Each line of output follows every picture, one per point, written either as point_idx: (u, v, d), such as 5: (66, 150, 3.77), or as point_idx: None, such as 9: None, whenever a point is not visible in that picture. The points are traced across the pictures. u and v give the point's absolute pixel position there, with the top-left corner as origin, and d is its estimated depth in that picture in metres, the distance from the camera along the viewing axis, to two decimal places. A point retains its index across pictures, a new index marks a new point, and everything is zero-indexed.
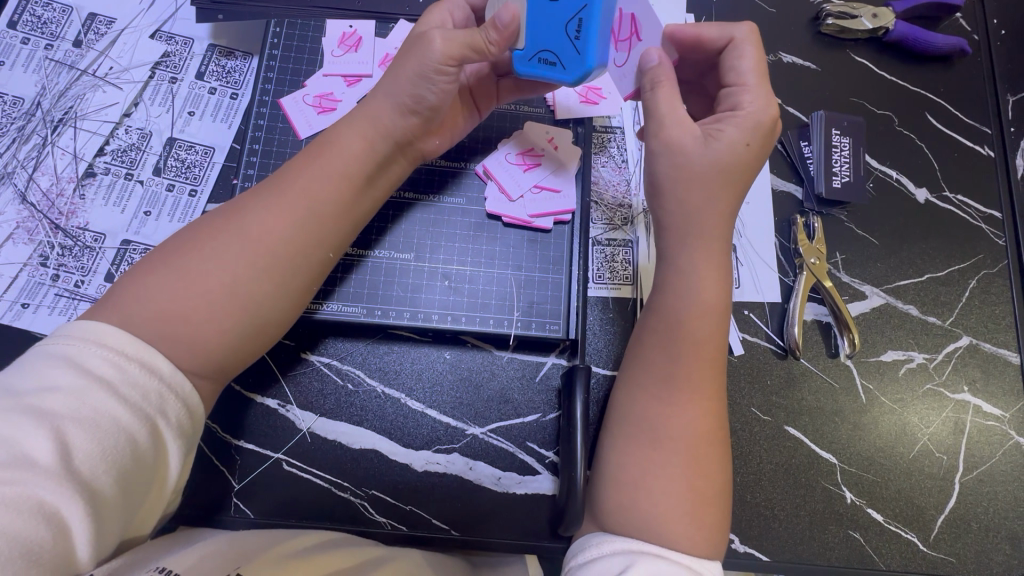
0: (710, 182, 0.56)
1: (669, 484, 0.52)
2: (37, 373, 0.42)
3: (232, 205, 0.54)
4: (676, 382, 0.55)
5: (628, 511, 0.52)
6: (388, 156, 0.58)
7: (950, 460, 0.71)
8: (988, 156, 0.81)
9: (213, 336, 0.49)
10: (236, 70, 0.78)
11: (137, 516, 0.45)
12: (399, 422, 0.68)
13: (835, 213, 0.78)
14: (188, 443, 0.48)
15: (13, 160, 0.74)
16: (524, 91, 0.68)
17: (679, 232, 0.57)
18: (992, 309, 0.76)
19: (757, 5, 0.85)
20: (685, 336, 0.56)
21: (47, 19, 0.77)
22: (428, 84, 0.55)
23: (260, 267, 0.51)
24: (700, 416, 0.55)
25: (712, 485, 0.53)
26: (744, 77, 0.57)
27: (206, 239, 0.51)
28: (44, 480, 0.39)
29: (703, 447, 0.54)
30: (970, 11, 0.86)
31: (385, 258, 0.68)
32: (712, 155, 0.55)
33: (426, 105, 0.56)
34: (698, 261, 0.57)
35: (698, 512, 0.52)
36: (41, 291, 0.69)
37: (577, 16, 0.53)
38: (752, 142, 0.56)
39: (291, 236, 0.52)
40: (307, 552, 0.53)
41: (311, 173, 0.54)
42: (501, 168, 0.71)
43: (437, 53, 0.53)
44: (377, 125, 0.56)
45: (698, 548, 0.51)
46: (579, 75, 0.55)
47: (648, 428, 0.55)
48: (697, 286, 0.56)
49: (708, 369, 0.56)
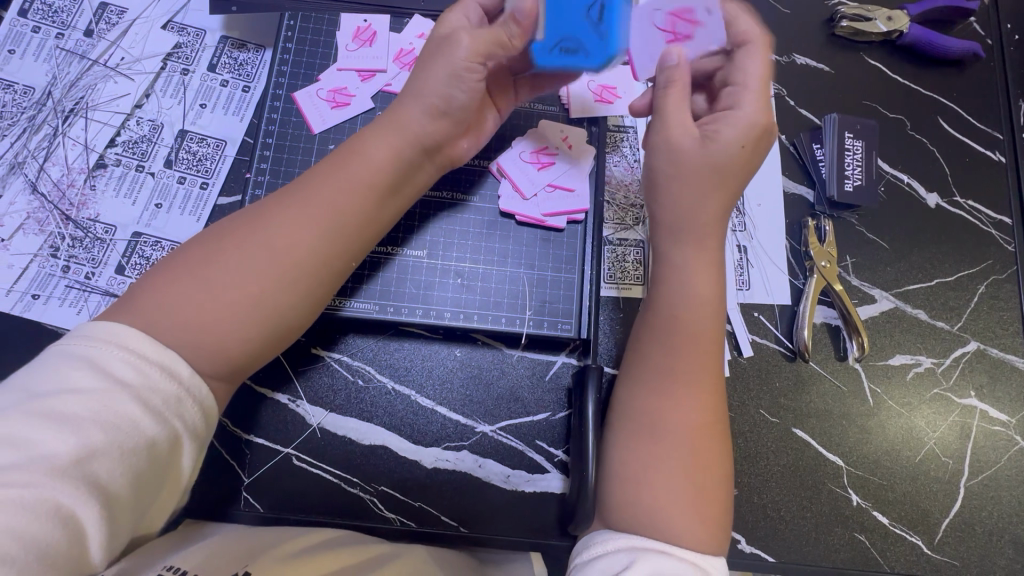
0: (710, 183, 0.58)
1: (674, 484, 0.52)
2: (55, 374, 0.42)
3: (256, 210, 0.54)
4: (682, 378, 0.56)
5: (633, 508, 0.52)
6: (416, 164, 0.58)
7: (954, 465, 0.72)
8: (998, 161, 0.81)
9: (233, 332, 0.49)
10: (249, 63, 0.78)
11: (150, 514, 0.45)
12: (409, 419, 0.68)
13: (845, 216, 0.78)
14: (201, 443, 0.47)
15: (24, 149, 0.73)
16: (541, 88, 0.67)
17: (684, 236, 0.59)
18: (1000, 315, 0.77)
19: (771, 5, 0.85)
20: (689, 334, 0.56)
21: (58, 8, 0.77)
22: (459, 83, 0.56)
23: (280, 269, 0.50)
24: (702, 412, 0.55)
25: (714, 483, 0.54)
26: (743, 79, 0.58)
27: (225, 243, 0.51)
28: (60, 483, 0.39)
29: (707, 445, 0.54)
30: (983, 16, 0.86)
31: (399, 255, 0.68)
32: (708, 157, 0.57)
33: (455, 105, 0.57)
34: (701, 264, 0.58)
35: (702, 510, 0.52)
36: (51, 282, 0.69)
37: (596, 5, 0.62)
38: (748, 144, 0.57)
39: (316, 244, 0.52)
40: (314, 551, 0.53)
41: (335, 181, 0.54)
42: (515, 167, 0.71)
43: (465, 49, 0.56)
44: (403, 133, 0.56)
45: (704, 545, 0.50)
46: (603, 61, 0.64)
47: (656, 425, 0.55)
48: (698, 281, 0.58)
49: (713, 371, 0.57)
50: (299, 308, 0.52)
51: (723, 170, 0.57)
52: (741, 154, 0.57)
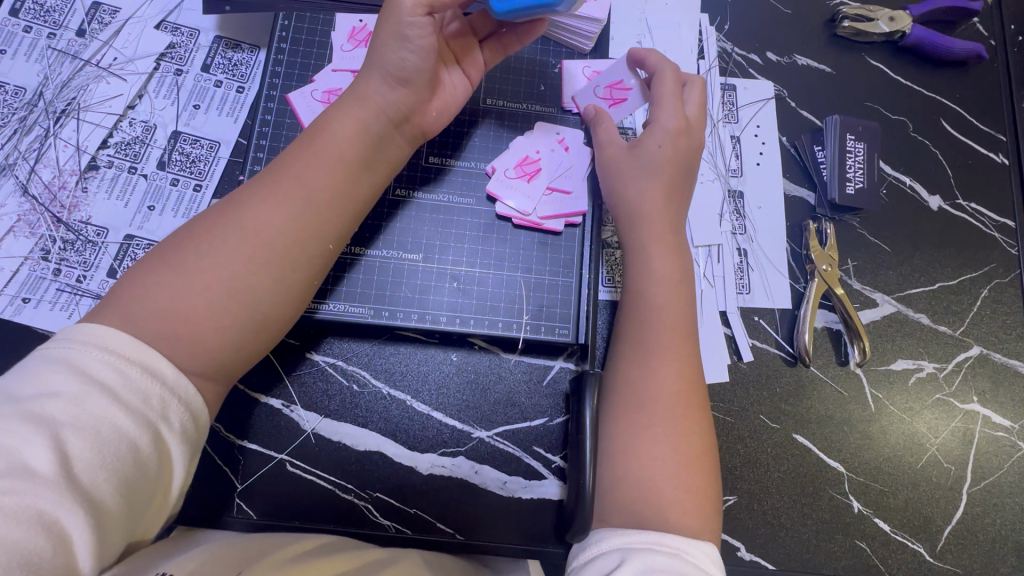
0: (653, 172, 0.66)
1: (658, 453, 0.55)
2: (37, 379, 0.42)
3: (229, 198, 0.53)
4: (654, 350, 0.60)
5: (620, 483, 0.55)
6: (385, 134, 0.57)
7: (957, 471, 0.71)
8: (1001, 164, 0.80)
9: (212, 327, 0.48)
10: (243, 63, 0.77)
11: (142, 524, 0.44)
12: (404, 424, 0.67)
13: (847, 219, 0.77)
14: (192, 449, 0.46)
15: (14, 151, 0.72)
16: (510, 48, 0.66)
17: (630, 215, 0.66)
18: (1003, 319, 0.76)
19: (773, 6, 0.84)
20: (653, 303, 0.62)
21: (49, 7, 0.76)
22: (406, 44, 0.55)
23: (254, 251, 0.50)
24: (676, 377, 0.59)
25: (695, 449, 0.56)
26: (661, 93, 0.67)
27: (203, 239, 0.50)
28: (44, 490, 0.38)
29: (687, 411, 0.57)
30: (986, 16, 0.85)
31: (364, 256, 0.67)
32: (642, 159, 0.67)
33: (411, 70, 0.56)
34: (657, 240, 0.64)
35: (689, 478, 0.55)
36: (42, 286, 0.68)
37: None
38: (664, 143, 0.66)
39: (290, 225, 0.52)
40: (306, 557, 0.52)
41: (305, 160, 0.54)
42: (506, 186, 0.70)
43: (408, 7, 0.54)
44: (368, 106, 0.56)
45: (689, 517, 0.53)
46: None
47: (631, 391, 0.58)
48: (658, 257, 0.64)
49: (680, 336, 0.61)
50: (283, 300, 0.52)
51: (659, 164, 0.66)
52: (666, 150, 0.66)
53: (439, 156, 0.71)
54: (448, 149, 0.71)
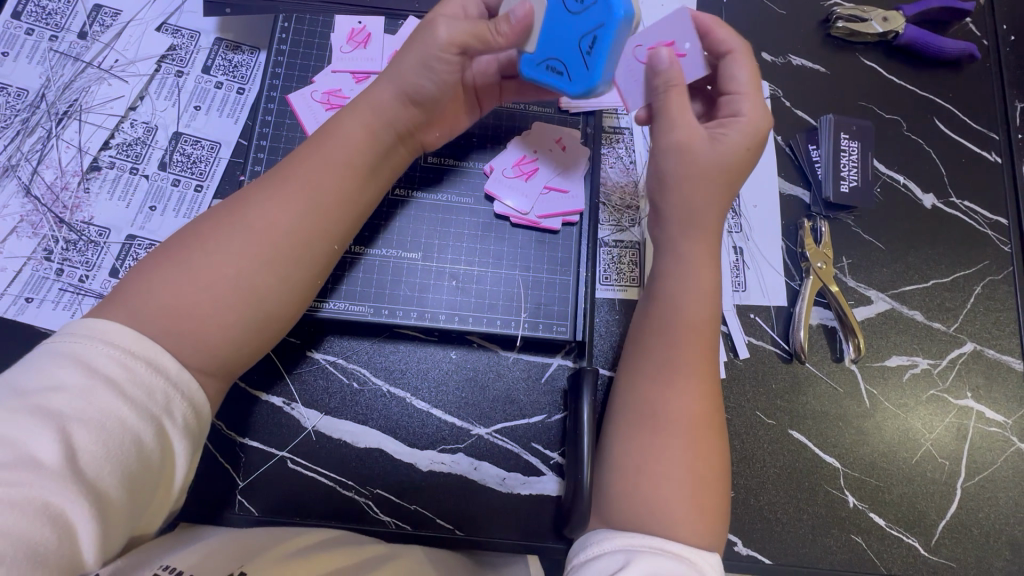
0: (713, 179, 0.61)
1: (674, 473, 0.54)
2: (43, 373, 0.42)
3: (233, 197, 0.54)
4: (680, 369, 0.58)
5: (630, 495, 0.54)
6: (389, 142, 0.58)
7: (950, 466, 0.71)
8: (995, 162, 0.81)
9: (214, 325, 0.49)
10: (242, 65, 0.77)
11: (144, 518, 0.45)
12: (404, 421, 0.68)
13: (841, 217, 0.78)
14: (195, 443, 0.47)
15: (17, 152, 0.73)
16: (526, 92, 0.68)
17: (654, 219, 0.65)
18: (996, 316, 0.77)
19: (767, 6, 0.84)
20: (675, 307, 0.60)
21: (51, 10, 0.77)
22: (429, 73, 0.57)
23: (256, 250, 0.51)
24: (698, 399, 0.57)
25: (708, 468, 0.55)
26: (741, 85, 0.63)
27: (206, 237, 0.51)
28: (49, 481, 0.38)
29: (703, 429, 0.56)
30: (979, 16, 0.86)
31: (364, 254, 0.68)
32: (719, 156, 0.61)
33: (425, 94, 0.58)
34: (696, 251, 0.62)
35: (699, 496, 0.54)
36: (44, 286, 0.69)
37: (591, 33, 0.54)
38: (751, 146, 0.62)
39: (292, 224, 0.52)
40: (307, 551, 0.53)
41: (309, 161, 0.54)
42: (503, 185, 0.70)
43: (441, 41, 0.56)
44: (378, 116, 0.57)
45: (699, 538, 0.52)
46: (581, 89, 0.56)
47: (651, 411, 0.57)
48: (683, 269, 0.62)
49: (704, 349, 0.59)
50: (283, 299, 0.52)
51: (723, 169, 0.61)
52: (746, 151, 0.62)
53: (437, 157, 0.71)
54: (446, 150, 0.72)
